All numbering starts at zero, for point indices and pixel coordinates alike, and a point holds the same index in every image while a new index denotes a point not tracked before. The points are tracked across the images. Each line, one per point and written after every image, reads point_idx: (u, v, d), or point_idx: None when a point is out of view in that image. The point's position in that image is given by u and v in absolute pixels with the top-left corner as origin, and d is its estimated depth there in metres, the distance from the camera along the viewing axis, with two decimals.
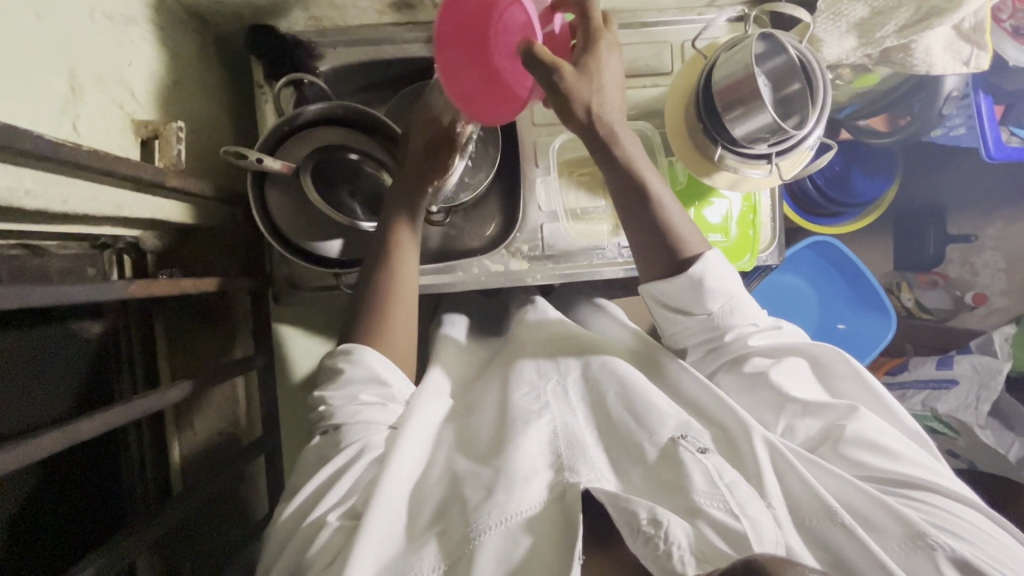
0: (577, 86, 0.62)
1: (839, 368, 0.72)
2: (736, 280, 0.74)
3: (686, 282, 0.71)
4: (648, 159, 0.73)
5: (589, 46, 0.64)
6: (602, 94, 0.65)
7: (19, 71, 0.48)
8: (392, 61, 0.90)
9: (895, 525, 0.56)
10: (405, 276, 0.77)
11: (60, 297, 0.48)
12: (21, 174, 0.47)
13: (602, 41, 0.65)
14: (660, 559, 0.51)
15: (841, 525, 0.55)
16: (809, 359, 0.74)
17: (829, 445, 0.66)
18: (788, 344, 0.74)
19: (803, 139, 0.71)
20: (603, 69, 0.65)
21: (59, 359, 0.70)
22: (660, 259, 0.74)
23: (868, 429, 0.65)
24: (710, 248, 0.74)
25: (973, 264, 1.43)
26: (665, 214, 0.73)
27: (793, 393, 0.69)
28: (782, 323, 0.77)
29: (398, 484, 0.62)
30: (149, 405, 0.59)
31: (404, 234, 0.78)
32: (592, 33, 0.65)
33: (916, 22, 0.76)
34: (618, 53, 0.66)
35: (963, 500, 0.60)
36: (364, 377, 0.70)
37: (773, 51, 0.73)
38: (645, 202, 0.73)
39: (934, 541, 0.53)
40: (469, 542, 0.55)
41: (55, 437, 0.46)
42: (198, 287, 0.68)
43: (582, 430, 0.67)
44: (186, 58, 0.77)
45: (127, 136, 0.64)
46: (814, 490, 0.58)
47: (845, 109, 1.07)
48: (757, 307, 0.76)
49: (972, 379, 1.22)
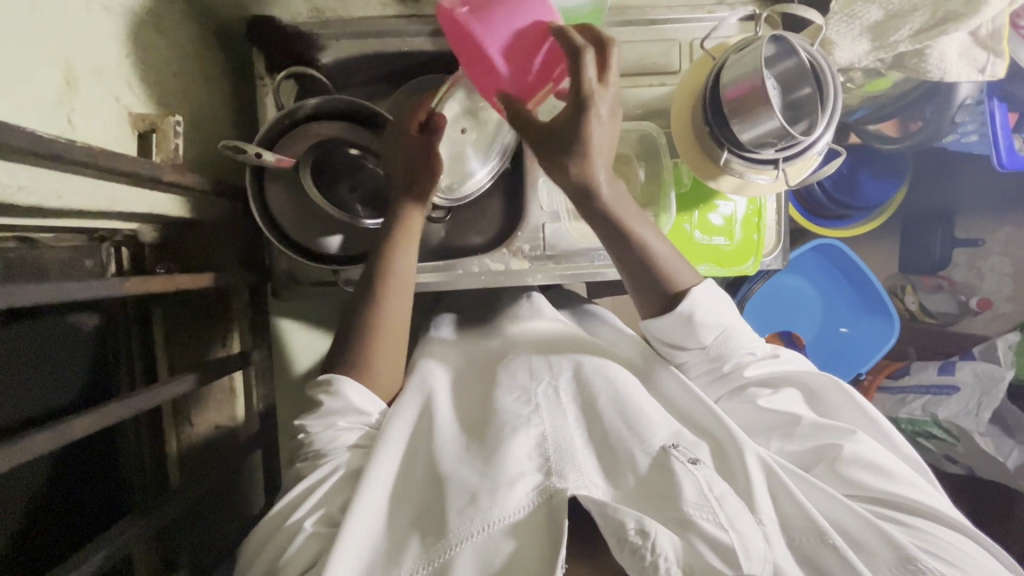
0: (556, 156, 0.62)
1: (837, 397, 0.71)
2: (729, 310, 0.73)
3: (676, 319, 0.71)
4: (632, 208, 0.68)
5: (580, 112, 0.59)
6: (588, 163, 0.62)
7: (13, 65, 0.48)
8: (396, 54, 0.88)
9: (886, 549, 0.56)
10: (401, 279, 0.74)
11: (53, 295, 0.47)
12: (14, 169, 0.46)
13: (596, 109, 0.59)
14: (645, 570, 0.52)
15: (832, 546, 0.55)
16: (808, 390, 0.73)
17: (824, 464, 0.66)
18: (785, 375, 0.73)
19: (811, 145, 0.70)
20: (593, 137, 0.60)
21: (45, 356, 0.69)
22: (649, 294, 0.71)
23: (866, 450, 0.64)
24: (703, 280, 0.72)
25: (979, 269, 1.42)
26: (650, 253, 0.70)
27: (791, 418, 0.69)
28: (780, 350, 0.76)
29: (383, 493, 0.62)
30: (146, 403, 0.58)
31: (403, 262, 0.75)
32: (584, 99, 0.58)
33: (932, 26, 0.74)
34: (614, 113, 0.60)
35: (953, 525, 0.60)
36: (343, 408, 0.68)
37: (784, 52, 0.71)
38: (630, 246, 0.69)
39: (923, 566, 0.54)
40: (446, 552, 0.56)
41: (44, 438, 0.46)
42: (195, 284, 0.67)
43: (572, 435, 0.66)
44: (186, 49, 0.76)
45: (125, 130, 0.63)
46: (804, 510, 0.58)
47: (855, 113, 1.05)
48: (755, 335, 0.75)
49: (974, 386, 1.20)
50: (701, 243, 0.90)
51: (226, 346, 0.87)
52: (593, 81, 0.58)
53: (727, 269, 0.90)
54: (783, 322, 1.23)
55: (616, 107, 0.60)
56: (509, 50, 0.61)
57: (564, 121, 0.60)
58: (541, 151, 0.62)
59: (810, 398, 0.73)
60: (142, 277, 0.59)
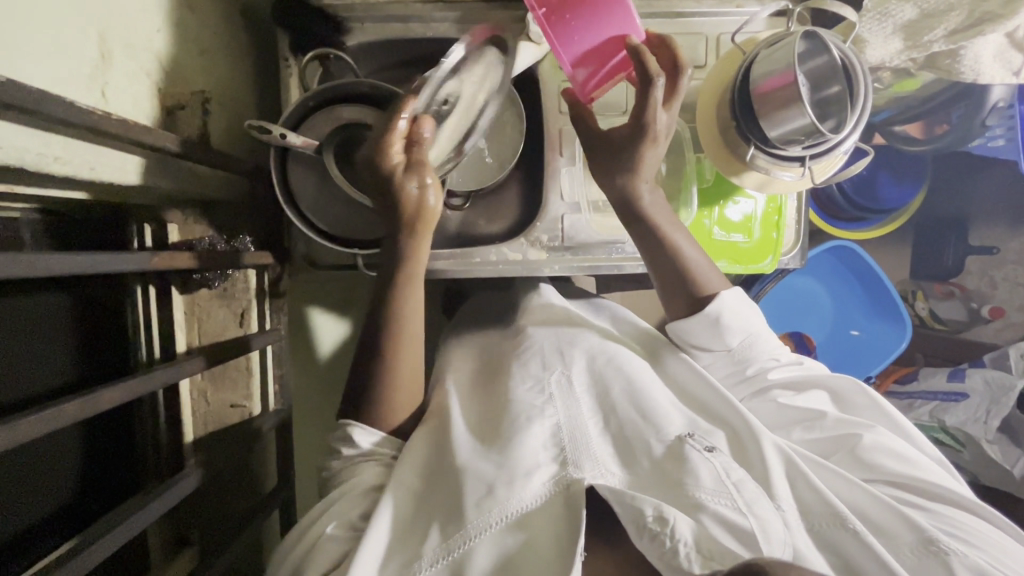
0: (614, 169, 0.72)
1: (859, 399, 0.73)
2: (756, 317, 0.75)
3: (703, 321, 0.73)
4: (672, 218, 0.75)
5: (637, 133, 0.69)
6: (636, 176, 0.72)
7: (46, 32, 0.47)
8: (420, 39, 0.88)
9: (907, 531, 0.58)
10: (409, 325, 0.70)
11: (90, 266, 0.48)
12: (49, 139, 0.47)
13: (653, 133, 0.69)
14: (666, 555, 0.53)
15: (852, 530, 0.56)
16: (830, 391, 0.75)
17: (845, 452, 0.68)
18: (809, 377, 0.75)
19: (839, 143, 0.70)
20: (644, 159, 0.71)
21: (50, 332, 0.68)
22: (678, 297, 0.75)
23: (885, 443, 0.66)
24: (730, 287, 0.75)
25: (992, 277, 1.39)
26: (680, 256, 0.74)
27: (810, 419, 0.71)
28: (803, 359, 0.79)
29: (406, 482, 0.64)
30: (168, 377, 0.57)
31: (411, 308, 0.70)
32: (643, 125, 0.68)
33: (969, 26, 0.75)
34: (663, 139, 0.70)
35: (975, 511, 0.61)
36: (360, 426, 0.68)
37: (816, 50, 0.70)
38: (663, 252, 0.74)
39: (946, 547, 0.55)
40: (464, 543, 0.56)
41: (77, 407, 0.45)
42: (224, 261, 0.67)
43: (587, 423, 0.66)
44: (215, 27, 0.75)
45: (154, 105, 0.63)
46: (822, 496, 0.59)
47: (881, 113, 1.04)
48: (776, 341, 0.77)
49: (984, 395, 1.20)
50: (719, 240, 0.90)
51: (243, 327, 0.80)
52: (656, 108, 0.67)
53: (743, 267, 0.90)
54: (795, 323, 1.23)
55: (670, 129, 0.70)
56: (583, 55, 0.67)
57: (623, 137, 0.70)
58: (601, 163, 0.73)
59: (832, 400, 0.75)
60: (169, 253, 0.59)
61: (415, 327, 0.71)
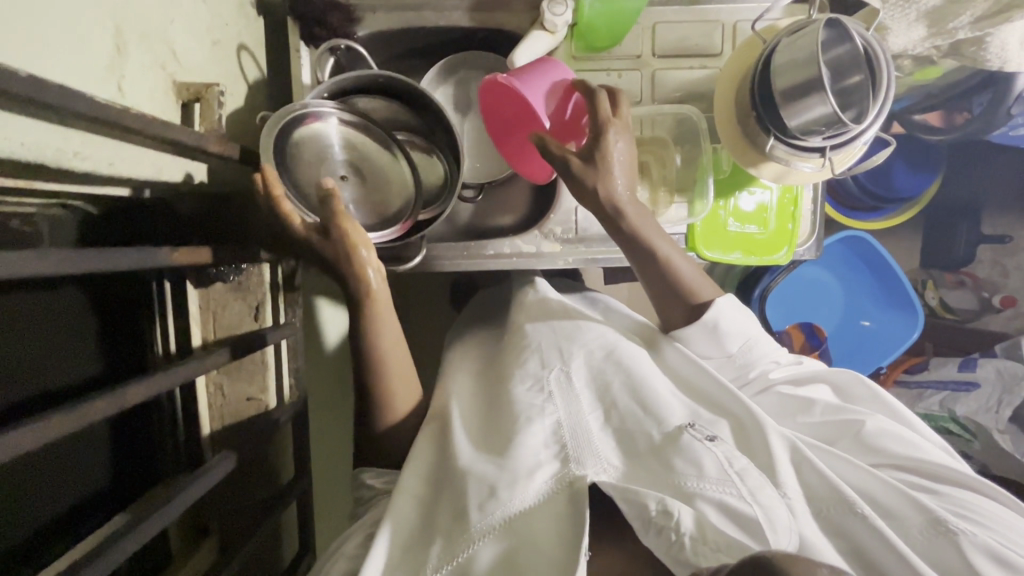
0: (582, 173, 0.70)
1: (860, 390, 0.74)
2: (751, 321, 0.76)
3: (700, 329, 0.74)
4: (656, 225, 0.74)
5: (598, 137, 0.70)
6: (610, 181, 0.71)
7: (64, 28, 0.47)
8: (432, 28, 0.87)
9: (914, 513, 0.58)
10: (395, 357, 0.72)
11: (114, 262, 0.46)
12: (68, 136, 0.48)
13: (612, 135, 0.70)
14: (672, 549, 0.53)
15: (861, 516, 0.56)
16: (832, 385, 0.76)
17: (848, 439, 0.68)
18: (809, 373, 0.77)
19: (862, 132, 0.69)
20: (612, 159, 0.70)
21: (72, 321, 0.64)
22: (672, 308, 0.76)
23: (884, 431, 0.67)
24: (724, 294, 0.76)
25: (1004, 265, 1.41)
26: (676, 270, 0.74)
27: (811, 412, 0.72)
28: (802, 359, 0.81)
29: (420, 479, 0.65)
30: (191, 373, 0.56)
31: (391, 336, 0.71)
32: (600, 131, 0.70)
33: (995, 13, 0.73)
34: (627, 138, 0.71)
35: (981, 490, 0.61)
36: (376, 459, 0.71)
37: (838, 38, 0.69)
38: (657, 266, 0.74)
39: (955, 527, 0.55)
40: (469, 547, 0.56)
41: (103, 404, 0.45)
42: (243, 256, 0.66)
43: (586, 418, 0.67)
44: (228, 17, 0.74)
45: (169, 99, 0.62)
46: (829, 482, 0.59)
47: (901, 102, 1.04)
48: (776, 344, 0.80)
49: (996, 383, 1.20)
50: (734, 231, 0.89)
51: (257, 319, 0.78)
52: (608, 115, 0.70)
53: (758, 258, 0.90)
54: (804, 313, 1.22)
55: (630, 135, 0.72)
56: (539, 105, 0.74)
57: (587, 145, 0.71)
58: (568, 173, 0.71)
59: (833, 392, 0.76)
60: (190, 247, 0.56)
61: (388, 330, 0.71)
